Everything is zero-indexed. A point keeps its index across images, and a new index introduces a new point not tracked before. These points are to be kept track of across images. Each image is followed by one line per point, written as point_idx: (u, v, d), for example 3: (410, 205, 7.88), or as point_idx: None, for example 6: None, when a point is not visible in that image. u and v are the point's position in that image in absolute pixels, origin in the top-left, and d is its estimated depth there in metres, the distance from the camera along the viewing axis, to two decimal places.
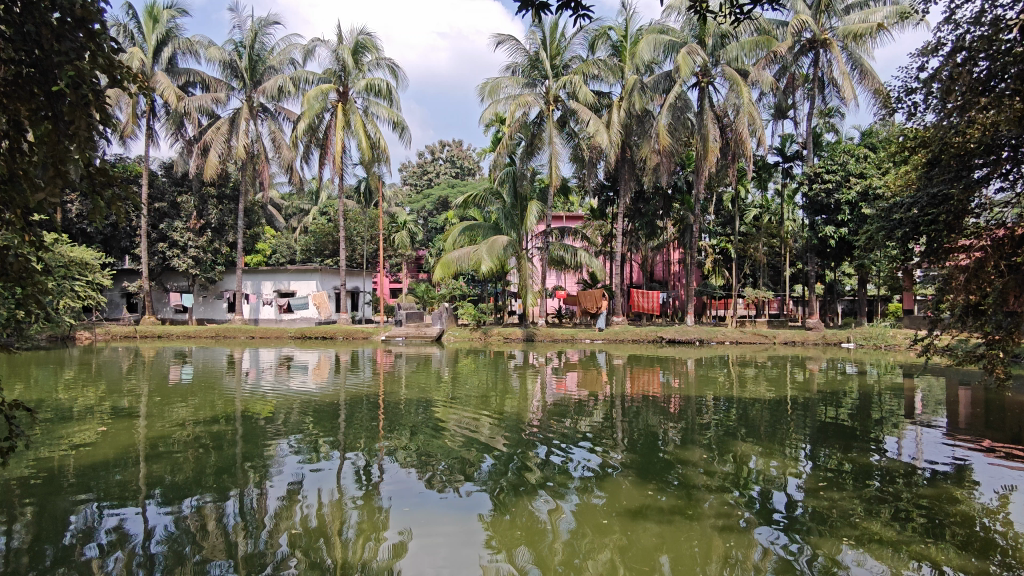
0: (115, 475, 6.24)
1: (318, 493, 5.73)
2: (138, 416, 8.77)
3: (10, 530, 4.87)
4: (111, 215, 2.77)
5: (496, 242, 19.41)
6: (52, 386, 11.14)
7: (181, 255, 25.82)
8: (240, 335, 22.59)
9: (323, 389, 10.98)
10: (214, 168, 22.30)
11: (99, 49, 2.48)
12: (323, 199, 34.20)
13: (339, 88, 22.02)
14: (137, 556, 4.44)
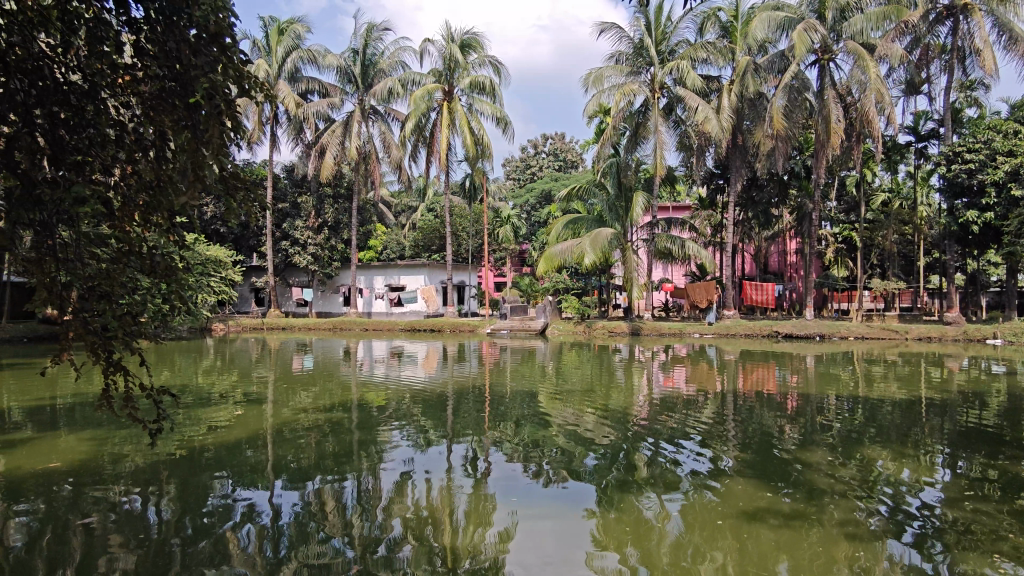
0: (247, 455, 6.78)
1: (428, 481, 5.91)
2: (267, 402, 9.47)
3: (160, 501, 5.40)
4: (242, 216, 2.99)
5: (600, 235, 19.25)
6: (193, 372, 12.27)
7: (302, 252, 27.57)
8: (355, 327, 23.78)
9: (432, 380, 11.34)
10: (330, 169, 23.61)
11: (230, 62, 2.66)
12: (430, 196, 35.32)
13: (444, 87, 22.61)
14: (266, 532, 4.77)
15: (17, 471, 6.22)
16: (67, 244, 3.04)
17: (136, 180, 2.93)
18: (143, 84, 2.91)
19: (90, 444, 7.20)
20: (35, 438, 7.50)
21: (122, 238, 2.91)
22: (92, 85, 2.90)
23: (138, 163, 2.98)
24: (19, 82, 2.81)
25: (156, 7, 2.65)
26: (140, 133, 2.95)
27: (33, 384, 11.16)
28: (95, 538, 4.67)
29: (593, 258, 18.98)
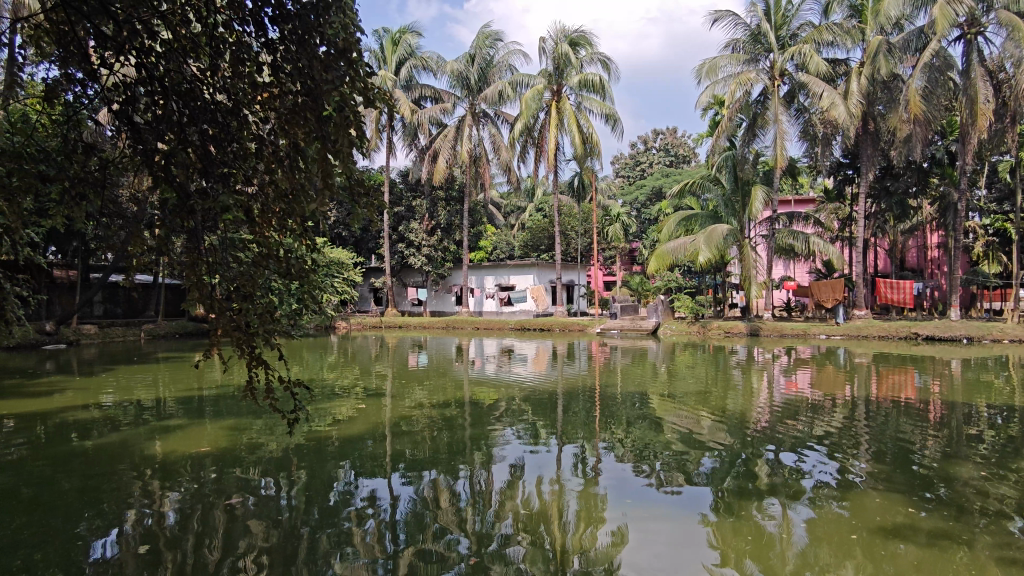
0: (368, 447, 7.15)
1: (538, 479, 5.95)
2: (385, 397, 9.92)
3: (291, 487, 5.81)
4: (366, 219, 3.15)
5: (715, 231, 18.58)
6: (319, 367, 13.10)
7: (417, 253, 28.68)
8: (467, 326, 24.39)
9: (542, 379, 11.42)
10: (442, 173, 24.38)
11: (357, 76, 2.81)
12: (538, 196, 35.61)
13: (552, 87, 22.70)
14: (385, 521, 5.00)
15: (171, 455, 6.90)
16: (215, 249, 3.34)
17: (274, 189, 3.17)
18: (279, 99, 3.14)
19: (231, 432, 7.87)
20: (186, 425, 8.29)
21: (261, 244, 3.14)
22: (235, 103, 3.16)
23: (275, 174, 3.23)
24: (177, 103, 3.11)
25: (288, 29, 2.83)
26: (276, 146, 3.18)
27: (185, 376, 12.38)
28: (236, 518, 5.10)
29: (708, 256, 18.33)
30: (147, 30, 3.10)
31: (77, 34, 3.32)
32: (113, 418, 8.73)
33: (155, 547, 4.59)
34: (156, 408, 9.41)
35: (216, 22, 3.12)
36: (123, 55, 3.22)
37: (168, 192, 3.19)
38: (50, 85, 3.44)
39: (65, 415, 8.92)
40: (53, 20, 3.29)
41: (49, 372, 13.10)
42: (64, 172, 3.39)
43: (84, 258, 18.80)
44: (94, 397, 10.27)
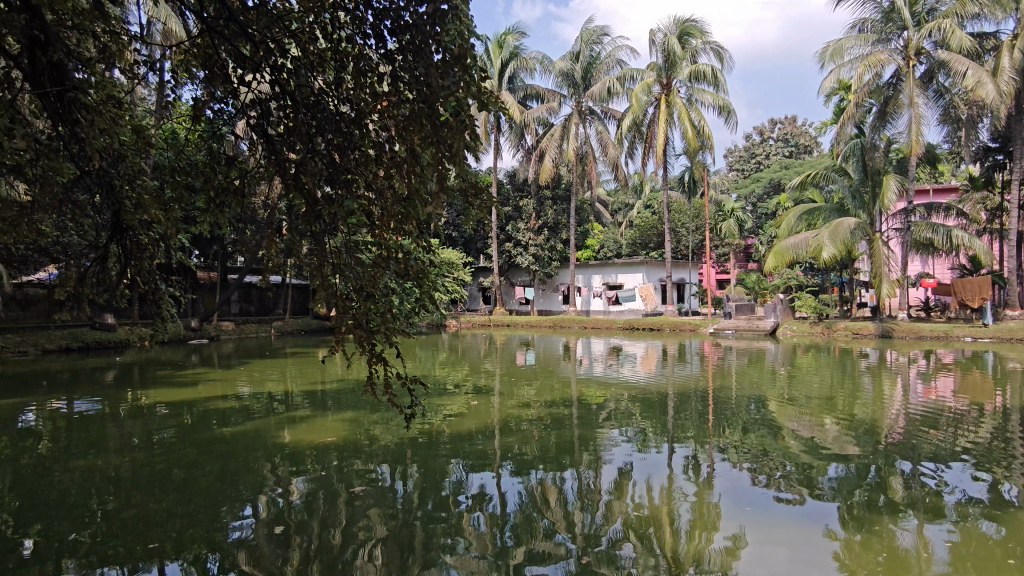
0: (479, 443, 7.31)
1: (648, 482, 5.83)
2: (494, 394, 10.11)
3: (406, 478, 6.06)
4: (479, 220, 3.20)
5: (841, 225, 17.41)
6: (433, 364, 13.57)
7: (524, 253, 29.02)
8: (575, 326, 24.35)
9: (652, 379, 11.21)
10: (549, 172, 24.50)
11: (471, 80, 2.86)
12: (647, 193, 34.91)
13: (662, 80, 22.16)
14: (495, 516, 5.09)
15: (298, 444, 7.40)
16: (340, 250, 3.54)
17: (393, 194, 3.30)
18: (397, 107, 3.27)
19: (351, 424, 8.32)
20: (311, 416, 8.87)
21: (382, 247, 3.29)
22: (358, 112, 3.33)
23: (394, 178, 3.37)
24: (305, 114, 3.32)
25: (405, 37, 2.93)
26: (394, 152, 3.32)
27: (310, 370, 13.22)
28: (356, 505, 5.39)
29: (833, 251, 17.16)
30: (279, 48, 3.34)
31: (219, 57, 3.63)
32: (248, 408, 9.49)
33: (284, 529, 4.93)
34: (284, 400, 10.11)
35: (341, 37, 3.31)
36: (260, 74, 3.49)
37: (298, 198, 3.43)
38: (198, 103, 3.79)
39: (208, 404, 9.80)
40: (200, 45, 3.61)
41: (195, 365, 14.43)
42: (210, 183, 3.72)
43: (223, 260, 20.56)
44: (232, 388, 11.21)
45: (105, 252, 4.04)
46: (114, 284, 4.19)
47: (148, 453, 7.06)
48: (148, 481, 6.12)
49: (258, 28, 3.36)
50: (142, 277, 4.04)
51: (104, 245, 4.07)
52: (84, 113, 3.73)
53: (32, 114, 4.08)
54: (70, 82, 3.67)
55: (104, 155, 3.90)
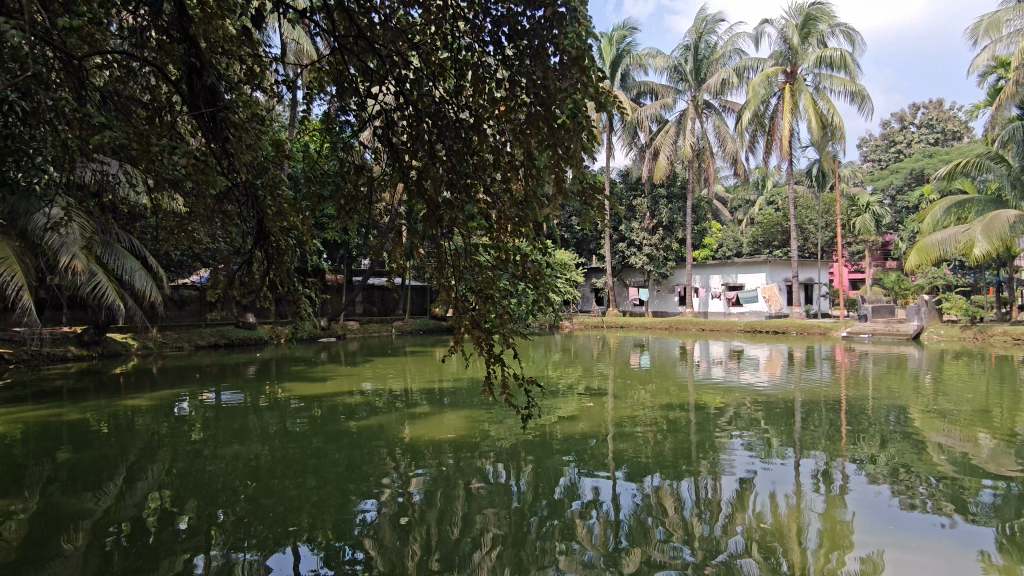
0: (592, 445, 7.26)
1: (773, 493, 5.53)
2: (608, 396, 10.01)
3: (520, 478, 6.12)
4: (597, 223, 3.15)
5: (996, 219, 15.66)
6: (547, 365, 13.64)
7: (638, 253, 28.50)
8: (692, 327, 23.61)
9: (777, 385, 10.63)
10: (664, 169, 23.93)
11: (590, 82, 2.82)
12: (770, 189, 33.19)
13: (786, 69, 20.99)
14: (610, 520, 5.03)
15: (417, 439, 7.69)
16: (460, 252, 3.63)
17: (510, 197, 3.34)
18: (515, 110, 3.32)
19: (467, 422, 8.55)
20: (430, 413, 9.21)
21: (500, 249, 3.32)
22: (477, 118, 3.42)
23: (512, 182, 3.40)
24: (428, 122, 3.46)
25: (524, 42, 2.97)
26: (512, 155, 3.37)
27: (429, 369, 13.74)
28: (473, 501, 5.52)
29: (987, 248, 15.48)
30: (404, 60, 3.49)
31: (348, 71, 3.85)
32: (372, 404, 10.01)
33: (405, 520, 5.14)
34: (405, 397, 10.56)
35: (462, 45, 3.41)
36: (386, 86, 3.67)
37: (421, 203, 3.57)
38: (330, 116, 4.04)
39: (336, 399, 10.44)
40: (331, 62, 3.86)
41: (324, 361, 15.44)
42: (341, 192, 3.96)
43: (349, 263, 21.84)
44: (357, 384, 11.89)
45: (249, 257, 4.40)
46: (257, 288, 4.55)
47: (283, 443, 7.61)
48: (284, 468, 6.60)
49: (384, 41, 3.53)
50: (281, 279, 4.38)
51: (249, 251, 4.43)
52: (231, 130, 4.09)
53: (189, 133, 4.55)
54: (221, 102, 4.04)
55: (249, 168, 4.26)
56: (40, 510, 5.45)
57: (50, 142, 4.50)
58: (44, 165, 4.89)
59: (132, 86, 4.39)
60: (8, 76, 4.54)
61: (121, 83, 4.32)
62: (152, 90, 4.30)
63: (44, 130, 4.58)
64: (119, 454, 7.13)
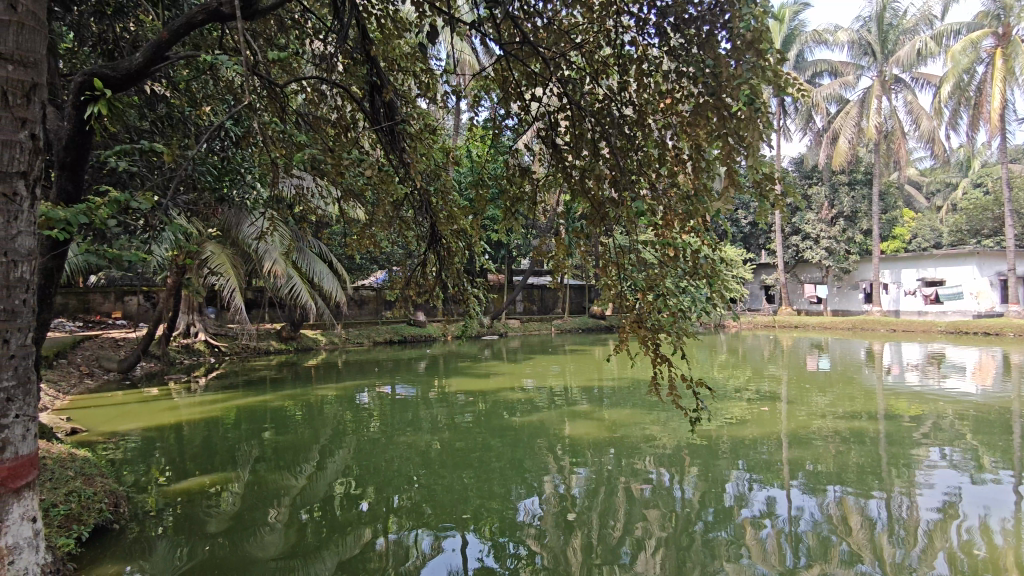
0: (763, 452, 6.85)
1: (984, 518, 4.84)
2: (782, 401, 9.37)
3: (685, 482, 5.93)
4: (775, 216, 2.92)
5: None
6: (713, 366, 13.08)
7: (815, 247, 26.05)
8: (881, 328, 21.36)
9: (989, 394, 9.25)
10: (844, 155, 21.89)
11: (767, 64, 2.62)
12: (977, 170, 29.01)
13: (996, 31, 18.24)
14: (785, 533, 4.71)
15: (579, 438, 7.72)
16: (625, 250, 3.58)
17: (676, 192, 3.22)
18: (682, 102, 3.21)
19: (629, 422, 8.46)
20: (591, 411, 9.23)
21: (668, 246, 3.21)
22: (642, 114, 3.36)
23: (677, 177, 3.28)
24: (591, 121, 3.47)
25: (695, 32, 2.87)
26: (678, 148, 3.27)
27: (589, 368, 13.74)
28: (635, 503, 5.44)
29: None
30: (568, 62, 3.53)
31: (511, 77, 3.96)
32: (533, 401, 10.20)
33: (567, 516, 5.19)
34: (565, 394, 10.67)
35: (626, 40, 3.37)
36: (550, 88, 3.74)
37: (585, 202, 3.58)
38: (496, 122, 4.19)
39: (500, 394, 10.82)
40: (496, 69, 4.00)
41: (490, 358, 16.06)
42: (507, 193, 4.09)
43: (510, 263, 22.51)
44: (520, 381, 12.23)
45: (423, 259, 4.69)
46: (430, 288, 4.82)
47: (452, 435, 8.04)
48: (452, 459, 6.95)
49: (546, 45, 3.61)
50: (450, 279, 4.61)
51: (424, 253, 4.73)
52: (407, 142, 4.40)
53: (371, 146, 4.96)
54: (397, 117, 4.36)
55: (422, 175, 4.54)
56: (252, 483, 6.27)
57: (258, 161, 5.11)
58: (253, 182, 5.60)
59: (322, 107, 4.86)
60: (226, 107, 5.24)
61: (314, 105, 4.83)
62: (340, 109, 4.75)
63: (253, 153, 5.23)
64: (312, 438, 7.98)
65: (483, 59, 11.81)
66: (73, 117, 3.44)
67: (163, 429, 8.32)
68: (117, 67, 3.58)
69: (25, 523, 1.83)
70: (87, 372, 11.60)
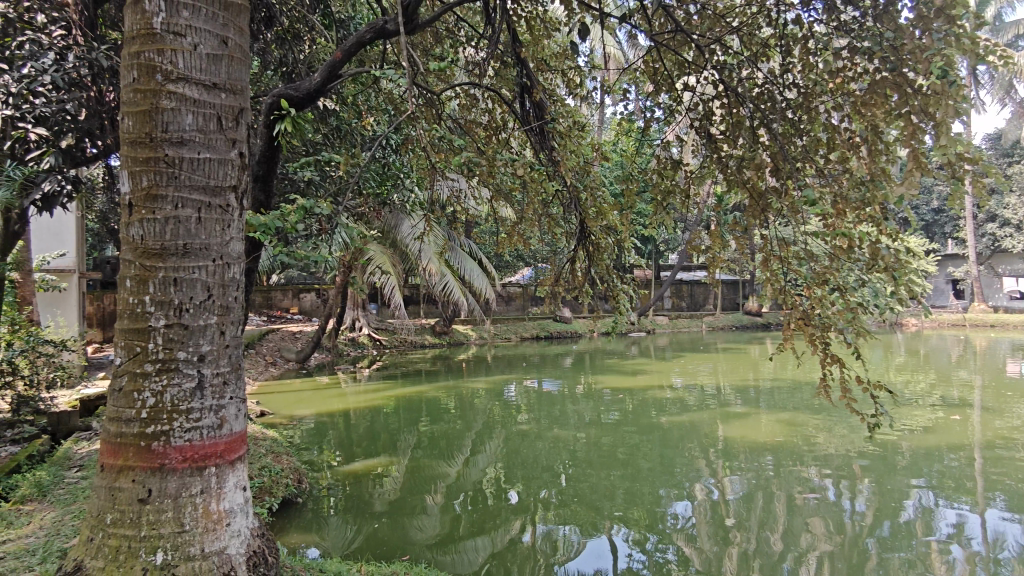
0: (950, 466, 6.12)
1: None
2: (975, 409, 8.30)
3: (855, 494, 5.46)
4: (972, 200, 2.58)
5: None
6: (888, 368, 11.90)
7: (1016, 235, 22.75)
8: None
9: None
10: None
11: (961, 31, 2.32)
12: None
13: None
14: (981, 559, 4.18)
15: (732, 440, 7.39)
16: (789, 242, 3.37)
17: (848, 177, 2.96)
18: (855, 80, 2.95)
19: (790, 426, 7.94)
20: (747, 413, 8.78)
21: (839, 236, 2.96)
22: (807, 96, 3.14)
23: (850, 161, 3.02)
24: (750, 107, 3.30)
25: (872, 3, 2.65)
26: (850, 130, 3.01)
27: (744, 367, 13.07)
28: (797, 513, 5.11)
29: None
30: (724, 47, 3.38)
31: (661, 66, 3.86)
32: (683, 400, 9.90)
33: (724, 522, 4.99)
34: (718, 394, 10.25)
35: (788, 19, 3.17)
36: (704, 76, 3.63)
37: (743, 192, 3.41)
38: (644, 115, 4.11)
39: (649, 392, 10.63)
40: (646, 60, 3.93)
41: (638, 355, 15.81)
42: (659, 186, 3.99)
43: (658, 259, 22.00)
44: (670, 379, 11.91)
45: (573, 255, 4.72)
46: (579, 284, 4.85)
47: (600, 431, 8.03)
48: (600, 456, 6.94)
49: (700, 33, 3.51)
50: (600, 273, 4.60)
51: (573, 249, 4.76)
52: (556, 140, 4.46)
53: (520, 146, 5.08)
54: (547, 116, 4.44)
55: (571, 173, 4.57)
56: (412, 468, 6.69)
57: (416, 166, 5.43)
58: (410, 186, 5.97)
59: (474, 111, 5.06)
60: (387, 117, 5.63)
61: (467, 109, 5.04)
62: (491, 112, 4.91)
63: (411, 158, 5.57)
64: (465, 429, 8.34)
65: (630, 51, 11.68)
66: (264, 134, 3.87)
67: (333, 415, 9.13)
68: (299, 86, 3.97)
69: (239, 491, 2.06)
70: (271, 361, 13.03)
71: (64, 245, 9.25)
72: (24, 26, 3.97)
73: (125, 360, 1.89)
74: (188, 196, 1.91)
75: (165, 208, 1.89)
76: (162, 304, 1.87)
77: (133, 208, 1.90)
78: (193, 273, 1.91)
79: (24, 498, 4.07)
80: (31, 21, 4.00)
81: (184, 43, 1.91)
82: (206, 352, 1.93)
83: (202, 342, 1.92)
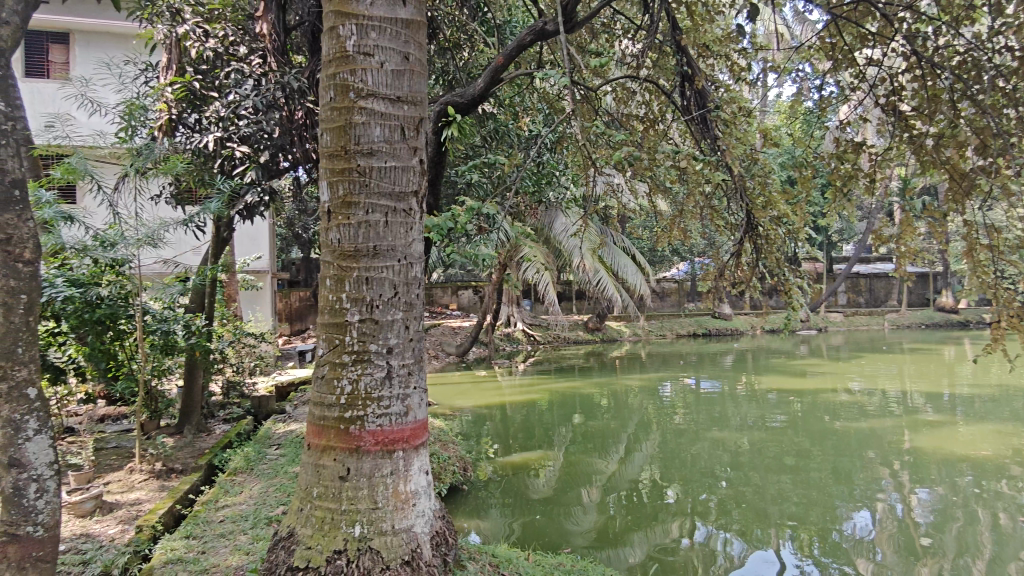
0: None
1: None
2: None
3: None
4: None
5: None
6: None
7: None
8: None
9: None
10: None
11: None
12: None
13: None
14: None
15: (922, 451, 6.62)
16: (1001, 229, 2.95)
17: None
18: None
19: (996, 439, 6.96)
20: (940, 422, 7.83)
21: None
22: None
23: None
24: (949, 77, 2.94)
25: None
26: None
27: (936, 371, 11.66)
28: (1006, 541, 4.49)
29: None
30: (917, 13, 3.04)
31: (839, 41, 3.55)
32: (862, 405, 9.03)
33: (914, 543, 4.50)
34: (903, 400, 9.25)
35: None
36: (892, 47, 3.28)
37: (940, 174, 3.05)
38: (818, 96, 3.81)
39: (821, 395, 9.85)
40: (822, 35, 3.63)
41: (807, 356, 14.69)
42: (837, 171, 3.68)
43: (829, 251, 20.26)
44: (845, 381, 10.95)
45: (738, 248, 4.49)
46: (745, 278, 4.59)
47: (766, 435, 7.58)
48: (767, 460, 6.56)
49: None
50: (768, 267, 4.33)
51: (738, 241, 4.51)
52: (719, 128, 4.27)
53: (680, 136, 4.93)
54: (709, 104, 4.27)
55: (735, 162, 4.36)
56: (570, 462, 6.77)
57: (571, 163, 5.48)
58: (565, 183, 6.03)
59: (631, 105, 4.99)
60: (542, 117, 5.73)
61: (624, 103, 4.99)
62: (648, 104, 4.81)
63: (566, 156, 5.62)
64: (621, 426, 8.28)
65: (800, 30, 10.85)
66: (433, 140, 4.11)
67: (491, 407, 9.48)
68: (465, 92, 4.17)
69: (422, 474, 2.22)
70: (434, 355, 13.83)
71: (259, 249, 10.49)
72: (229, 58, 4.52)
73: (327, 351, 2.11)
74: (378, 202, 2.08)
75: (358, 214, 2.08)
76: (357, 301, 2.06)
77: (332, 215, 2.11)
78: (382, 272, 2.08)
79: (237, 470, 4.69)
80: (235, 52, 4.50)
81: (371, 61, 2.09)
82: (393, 344, 2.10)
83: (391, 336, 2.09)
